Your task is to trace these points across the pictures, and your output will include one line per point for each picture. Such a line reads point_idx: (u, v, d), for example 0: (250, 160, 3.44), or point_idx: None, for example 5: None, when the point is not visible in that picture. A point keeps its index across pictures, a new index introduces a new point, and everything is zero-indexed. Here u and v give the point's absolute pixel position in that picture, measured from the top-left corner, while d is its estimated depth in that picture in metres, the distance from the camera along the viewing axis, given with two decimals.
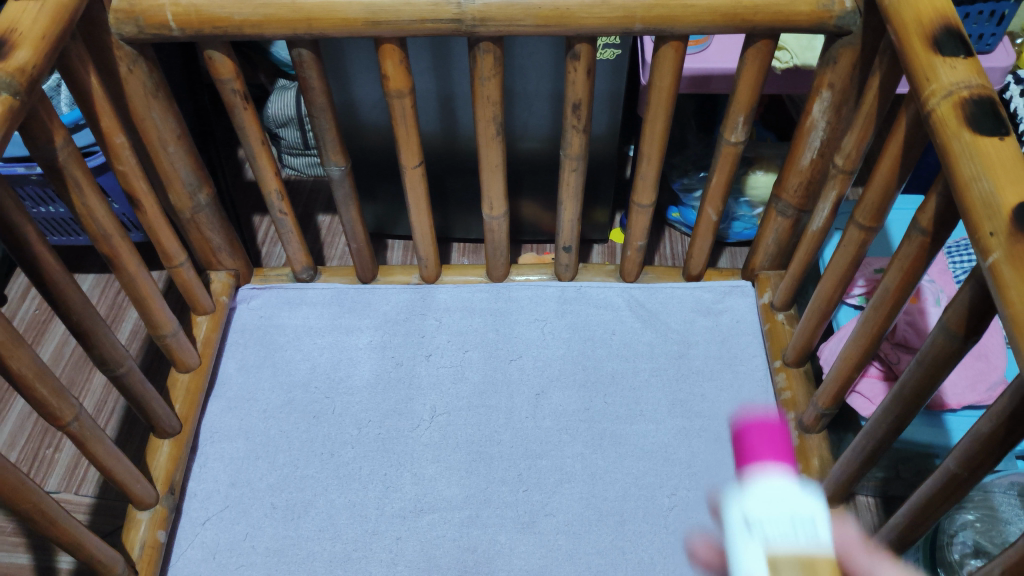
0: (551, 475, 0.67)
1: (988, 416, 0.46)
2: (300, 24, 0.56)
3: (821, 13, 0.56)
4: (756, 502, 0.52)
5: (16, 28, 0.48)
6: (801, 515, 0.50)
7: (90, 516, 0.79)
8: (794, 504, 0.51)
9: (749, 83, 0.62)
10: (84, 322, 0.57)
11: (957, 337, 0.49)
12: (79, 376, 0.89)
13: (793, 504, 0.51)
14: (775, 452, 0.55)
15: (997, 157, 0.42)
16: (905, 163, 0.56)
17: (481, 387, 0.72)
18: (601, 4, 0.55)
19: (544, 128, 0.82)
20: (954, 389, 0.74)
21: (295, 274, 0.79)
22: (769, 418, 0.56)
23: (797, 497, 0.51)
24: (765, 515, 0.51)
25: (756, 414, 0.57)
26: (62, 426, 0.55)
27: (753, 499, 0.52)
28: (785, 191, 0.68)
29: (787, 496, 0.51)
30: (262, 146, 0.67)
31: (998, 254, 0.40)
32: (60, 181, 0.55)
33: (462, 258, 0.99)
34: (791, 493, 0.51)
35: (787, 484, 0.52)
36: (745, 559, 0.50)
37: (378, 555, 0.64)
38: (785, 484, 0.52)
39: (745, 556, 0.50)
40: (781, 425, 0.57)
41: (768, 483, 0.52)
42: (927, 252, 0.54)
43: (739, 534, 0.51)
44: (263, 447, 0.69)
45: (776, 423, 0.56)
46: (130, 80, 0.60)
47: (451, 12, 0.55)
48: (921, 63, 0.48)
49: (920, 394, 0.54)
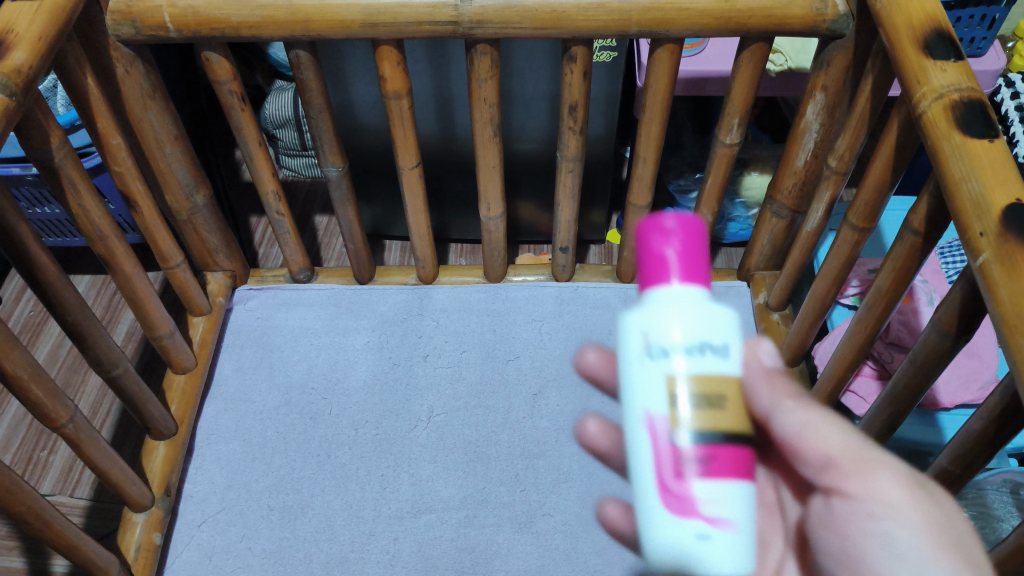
0: (549, 474, 0.68)
1: (979, 415, 0.49)
2: (296, 25, 0.56)
3: (815, 16, 0.56)
4: (661, 316, 0.36)
5: (13, 29, 0.48)
6: (719, 335, 0.36)
7: (86, 518, 0.78)
8: (714, 321, 0.36)
9: (743, 86, 0.62)
10: (80, 324, 0.56)
11: (948, 335, 0.52)
12: (74, 378, 0.88)
13: (713, 323, 0.36)
14: (691, 263, 0.38)
15: (987, 159, 0.43)
16: (896, 165, 0.57)
17: (478, 387, 0.72)
18: (597, 6, 0.56)
19: (540, 129, 0.83)
20: (947, 388, 0.75)
21: (291, 276, 0.79)
22: (693, 219, 0.39)
23: (717, 312, 0.37)
24: (681, 332, 0.36)
25: (679, 213, 0.38)
26: (57, 427, 0.55)
27: (665, 309, 0.36)
28: (780, 192, 0.69)
29: (713, 308, 0.37)
30: (259, 147, 0.67)
31: (987, 254, 0.40)
32: (55, 181, 0.55)
33: (460, 259, 0.99)
34: (715, 308, 0.37)
35: (693, 301, 0.37)
36: (642, 387, 0.36)
37: (375, 556, 0.64)
38: (690, 298, 0.37)
39: (643, 375, 0.36)
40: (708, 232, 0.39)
41: (665, 300, 0.37)
42: (918, 252, 0.55)
43: (635, 357, 0.37)
44: (259, 449, 0.69)
45: (702, 230, 0.39)
46: (127, 81, 0.60)
47: (448, 14, 0.55)
48: (912, 66, 0.49)
49: (913, 389, 0.58)
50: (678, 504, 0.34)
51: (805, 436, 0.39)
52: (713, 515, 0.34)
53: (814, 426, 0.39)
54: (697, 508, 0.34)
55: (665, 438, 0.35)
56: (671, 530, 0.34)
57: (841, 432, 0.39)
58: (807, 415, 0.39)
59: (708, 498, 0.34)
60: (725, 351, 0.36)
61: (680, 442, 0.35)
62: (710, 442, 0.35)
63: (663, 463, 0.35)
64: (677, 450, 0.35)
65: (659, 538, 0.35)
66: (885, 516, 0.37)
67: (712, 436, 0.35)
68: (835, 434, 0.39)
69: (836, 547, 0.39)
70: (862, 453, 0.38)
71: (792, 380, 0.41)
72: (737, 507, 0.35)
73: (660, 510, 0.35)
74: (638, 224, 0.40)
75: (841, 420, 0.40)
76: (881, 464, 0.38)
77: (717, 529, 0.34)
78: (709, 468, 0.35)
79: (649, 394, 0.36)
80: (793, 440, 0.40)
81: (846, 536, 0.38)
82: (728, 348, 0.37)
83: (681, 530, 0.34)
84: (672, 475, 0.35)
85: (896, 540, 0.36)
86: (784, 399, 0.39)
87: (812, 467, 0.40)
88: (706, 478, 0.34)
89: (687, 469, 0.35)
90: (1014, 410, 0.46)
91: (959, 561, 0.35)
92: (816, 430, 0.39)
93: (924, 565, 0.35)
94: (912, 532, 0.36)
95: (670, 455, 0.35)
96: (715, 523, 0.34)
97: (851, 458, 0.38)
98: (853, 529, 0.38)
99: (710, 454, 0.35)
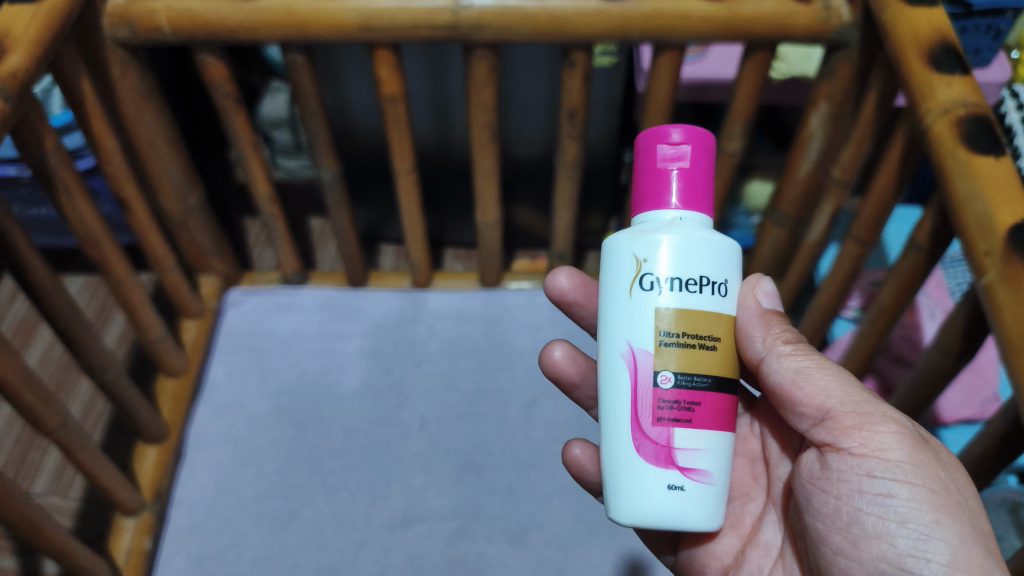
0: (542, 486, 0.67)
1: (981, 437, 0.49)
2: (293, 28, 0.55)
3: (820, 25, 0.55)
4: (664, 250, 0.41)
5: (10, 32, 0.47)
6: (715, 272, 0.42)
7: (76, 520, 0.78)
8: (711, 259, 0.42)
9: (746, 93, 0.61)
10: (73, 328, 0.56)
11: (952, 354, 0.52)
12: (68, 379, 0.88)
13: (711, 259, 0.42)
14: (691, 178, 0.43)
15: (992, 176, 0.42)
16: (901, 179, 0.56)
17: (471, 396, 0.72)
18: (598, 12, 0.54)
19: (539, 133, 0.81)
20: (948, 404, 0.74)
21: (284, 279, 0.80)
22: (698, 132, 0.43)
23: (719, 249, 0.42)
24: (678, 267, 0.41)
25: (685, 127, 0.43)
26: (48, 432, 0.54)
27: (664, 244, 0.42)
28: (783, 202, 0.67)
29: (711, 246, 0.42)
30: (252, 147, 0.67)
31: (992, 275, 0.39)
32: (49, 186, 0.54)
33: (455, 263, 1.01)
34: (713, 246, 0.42)
35: (695, 220, 0.43)
36: (632, 323, 0.42)
37: (366, 565, 0.63)
38: (693, 233, 0.42)
39: (637, 310, 0.42)
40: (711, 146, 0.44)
41: (670, 215, 0.43)
42: (921, 269, 0.54)
43: (632, 288, 0.43)
44: (249, 454, 0.68)
45: (706, 145, 0.43)
46: (123, 84, 0.59)
47: (446, 19, 0.54)
48: (919, 81, 0.47)
49: (917, 407, 0.58)
50: (657, 450, 0.42)
51: (800, 385, 0.43)
52: (687, 464, 0.42)
53: (811, 374, 0.43)
54: (673, 458, 0.41)
55: (651, 382, 0.42)
56: (648, 474, 0.42)
57: (840, 384, 0.42)
58: (801, 363, 0.43)
59: (684, 448, 0.42)
60: (718, 290, 0.42)
61: (663, 388, 0.42)
62: (693, 391, 0.42)
63: (649, 407, 0.42)
64: (664, 397, 0.42)
65: (637, 478, 0.42)
66: (887, 476, 0.40)
67: (695, 382, 0.42)
68: (833, 385, 0.42)
69: (828, 507, 0.42)
70: (861, 408, 0.41)
71: (788, 326, 0.45)
72: (708, 456, 0.42)
73: (641, 455, 0.42)
74: (643, 137, 0.44)
75: (840, 371, 0.43)
76: (883, 417, 0.41)
77: (689, 478, 0.42)
78: (687, 420, 0.42)
79: (641, 330, 0.42)
80: (788, 387, 0.44)
81: (839, 494, 0.42)
82: (722, 287, 0.43)
83: (657, 475, 0.42)
84: (655, 420, 0.42)
85: (895, 501, 0.39)
86: (778, 344, 0.44)
87: (806, 418, 0.43)
88: (684, 430, 0.42)
89: (668, 419, 0.42)
90: (1016, 433, 0.46)
91: (961, 523, 0.38)
92: (811, 380, 0.43)
93: (925, 531, 0.38)
94: (913, 492, 0.39)
95: (654, 401, 0.42)
96: (688, 472, 0.42)
97: (849, 411, 0.41)
98: (848, 488, 0.41)
99: (690, 406, 0.42)
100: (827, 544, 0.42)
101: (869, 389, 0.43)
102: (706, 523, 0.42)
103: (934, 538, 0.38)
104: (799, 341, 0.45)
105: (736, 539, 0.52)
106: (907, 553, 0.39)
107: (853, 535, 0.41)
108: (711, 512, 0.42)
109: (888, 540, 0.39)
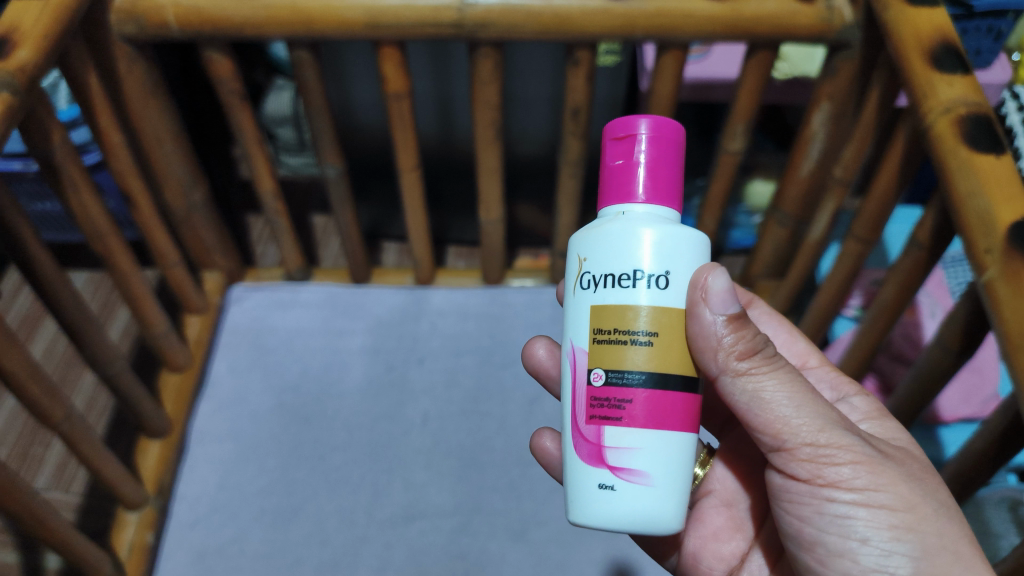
0: (543, 483, 0.67)
1: (980, 433, 0.50)
2: (300, 25, 0.55)
3: (821, 25, 0.55)
4: (597, 247, 0.42)
5: (18, 27, 0.48)
6: (651, 263, 0.40)
7: (78, 515, 0.78)
8: (644, 250, 0.40)
9: (749, 92, 0.62)
10: (77, 321, 0.56)
11: (952, 351, 0.52)
12: (71, 374, 0.88)
13: (644, 251, 0.40)
14: (649, 169, 0.42)
15: (992, 174, 0.42)
16: (901, 178, 0.56)
17: (473, 393, 0.72)
18: (602, 11, 0.54)
19: (542, 132, 0.82)
20: (948, 403, 0.75)
21: (287, 274, 0.80)
22: (665, 124, 0.43)
23: (658, 239, 0.41)
24: (608, 263, 0.41)
25: (650, 118, 0.43)
26: (52, 425, 0.54)
27: (599, 241, 0.42)
28: (785, 202, 0.68)
29: (646, 236, 0.41)
30: (258, 143, 0.67)
31: (992, 272, 0.39)
32: (55, 180, 0.54)
33: (457, 261, 1.00)
34: (649, 236, 0.41)
35: (641, 214, 0.42)
36: (575, 322, 0.43)
37: (367, 560, 0.63)
38: (627, 225, 0.41)
39: (579, 309, 0.43)
40: (677, 139, 0.43)
41: (617, 209, 0.43)
42: (921, 268, 0.54)
43: (576, 288, 0.43)
44: (250, 450, 0.69)
45: (672, 138, 0.43)
46: (130, 80, 0.60)
47: (451, 17, 0.55)
48: (921, 81, 0.48)
49: (917, 405, 0.58)
50: (590, 449, 0.41)
51: (756, 411, 0.42)
52: (617, 464, 0.40)
53: (764, 404, 0.41)
54: (603, 456, 0.41)
55: (586, 379, 0.42)
56: (583, 473, 0.42)
57: (797, 412, 0.41)
58: (757, 386, 0.41)
59: (614, 447, 0.41)
60: (656, 282, 0.40)
61: (596, 385, 0.41)
62: (622, 388, 0.40)
63: (584, 405, 0.42)
64: (595, 394, 0.41)
65: (575, 477, 0.42)
66: (846, 499, 0.40)
67: (625, 378, 0.40)
68: (788, 416, 0.41)
69: (793, 527, 0.44)
70: (815, 440, 0.40)
71: (746, 336, 0.41)
72: (645, 456, 0.40)
73: (577, 453, 0.42)
74: (609, 125, 0.44)
75: (797, 394, 0.41)
76: (838, 448, 0.40)
77: (619, 477, 0.40)
78: (618, 417, 0.41)
79: (581, 330, 0.42)
80: (744, 411, 0.42)
81: (802, 516, 0.43)
82: (662, 279, 0.41)
83: (590, 473, 0.41)
84: (588, 418, 0.42)
85: (854, 522, 0.40)
86: (732, 361, 0.41)
87: (765, 444, 0.43)
88: (615, 428, 0.41)
89: (599, 417, 0.41)
90: (1015, 431, 0.47)
91: (924, 537, 0.39)
92: (767, 408, 0.41)
93: (887, 548, 0.39)
94: (872, 513, 0.40)
95: (588, 399, 0.42)
96: (619, 472, 0.40)
97: (804, 445, 0.41)
98: (810, 509, 0.42)
99: (620, 403, 0.40)
100: (800, 561, 0.44)
101: (830, 407, 0.41)
102: (647, 526, 0.40)
103: (896, 554, 0.39)
104: (761, 351, 0.42)
105: (743, 542, 0.52)
106: (871, 568, 0.40)
107: (820, 555, 0.42)
108: (650, 515, 0.40)
109: (851, 557, 0.41)
